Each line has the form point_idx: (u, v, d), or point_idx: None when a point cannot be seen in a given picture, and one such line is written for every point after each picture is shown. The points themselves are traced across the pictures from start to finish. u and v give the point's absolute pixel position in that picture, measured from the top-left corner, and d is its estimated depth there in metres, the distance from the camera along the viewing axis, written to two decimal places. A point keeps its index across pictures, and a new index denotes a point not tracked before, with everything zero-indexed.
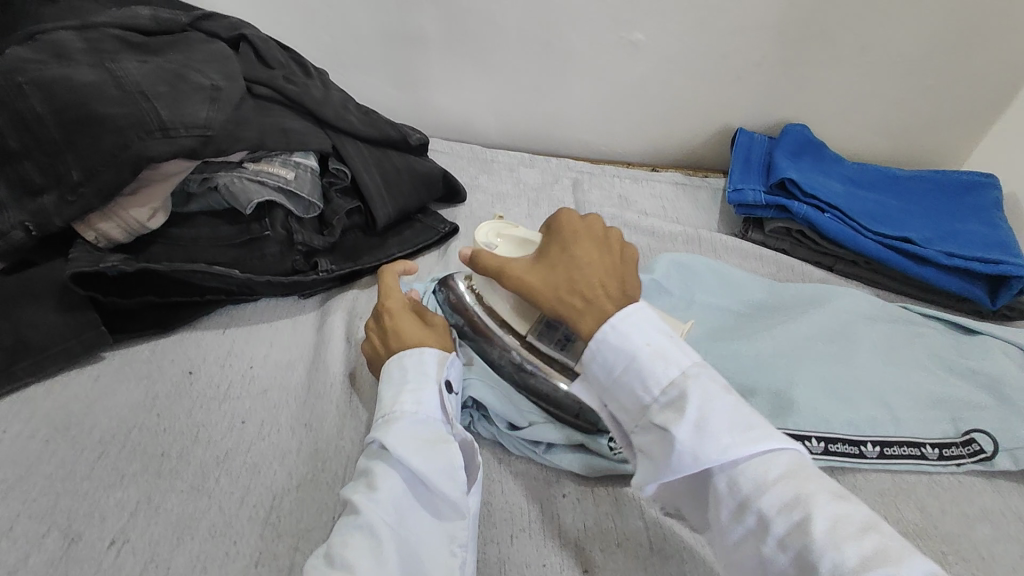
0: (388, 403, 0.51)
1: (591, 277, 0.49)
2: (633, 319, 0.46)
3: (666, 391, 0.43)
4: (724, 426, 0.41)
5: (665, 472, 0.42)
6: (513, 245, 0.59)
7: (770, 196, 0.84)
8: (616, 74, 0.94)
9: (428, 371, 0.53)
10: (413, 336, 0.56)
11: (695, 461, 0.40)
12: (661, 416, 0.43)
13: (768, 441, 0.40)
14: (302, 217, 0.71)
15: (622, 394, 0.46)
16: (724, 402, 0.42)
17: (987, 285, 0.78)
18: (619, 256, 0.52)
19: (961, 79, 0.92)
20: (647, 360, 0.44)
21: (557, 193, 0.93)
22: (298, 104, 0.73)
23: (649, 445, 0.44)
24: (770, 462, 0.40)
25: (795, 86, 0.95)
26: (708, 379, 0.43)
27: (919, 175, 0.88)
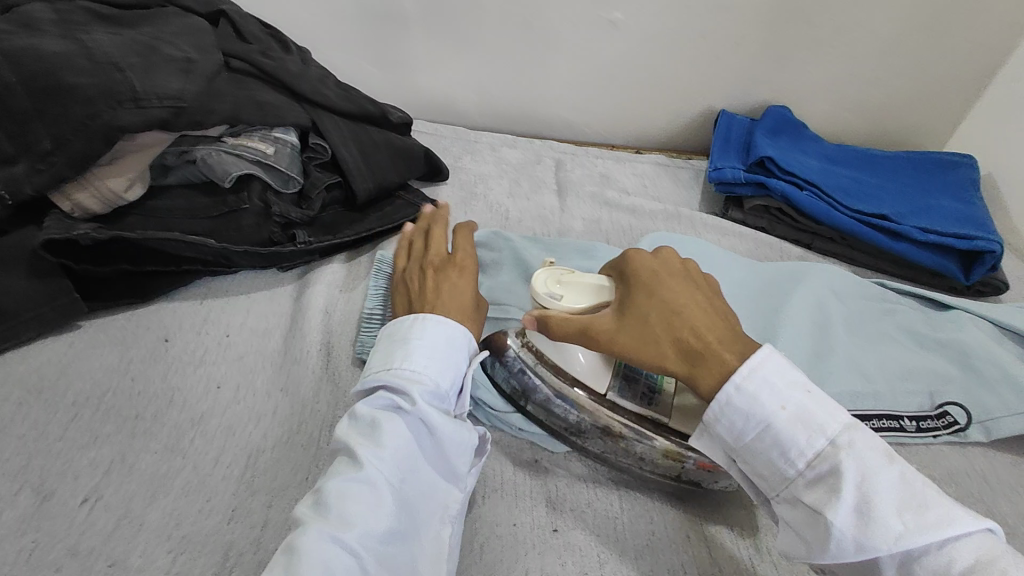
0: (402, 360, 0.49)
1: (688, 318, 0.49)
2: (759, 373, 0.44)
3: (814, 466, 0.42)
4: (894, 510, 0.39)
5: (822, 559, 0.41)
6: (575, 292, 0.55)
7: (749, 173, 0.85)
8: (598, 54, 0.95)
9: (450, 338, 0.52)
10: (458, 306, 0.56)
11: (860, 547, 0.39)
12: (809, 492, 0.42)
13: (949, 524, 0.38)
14: (281, 190, 0.72)
15: (759, 463, 0.44)
16: (890, 476, 0.40)
17: (960, 260, 0.79)
18: (704, 288, 0.52)
19: (937, 59, 0.94)
20: (787, 427, 0.42)
21: (538, 172, 0.93)
22: (274, 78, 0.74)
23: (793, 520, 0.43)
24: (953, 553, 0.38)
25: (774, 67, 0.96)
26: (862, 446, 0.41)
27: (894, 155, 0.90)
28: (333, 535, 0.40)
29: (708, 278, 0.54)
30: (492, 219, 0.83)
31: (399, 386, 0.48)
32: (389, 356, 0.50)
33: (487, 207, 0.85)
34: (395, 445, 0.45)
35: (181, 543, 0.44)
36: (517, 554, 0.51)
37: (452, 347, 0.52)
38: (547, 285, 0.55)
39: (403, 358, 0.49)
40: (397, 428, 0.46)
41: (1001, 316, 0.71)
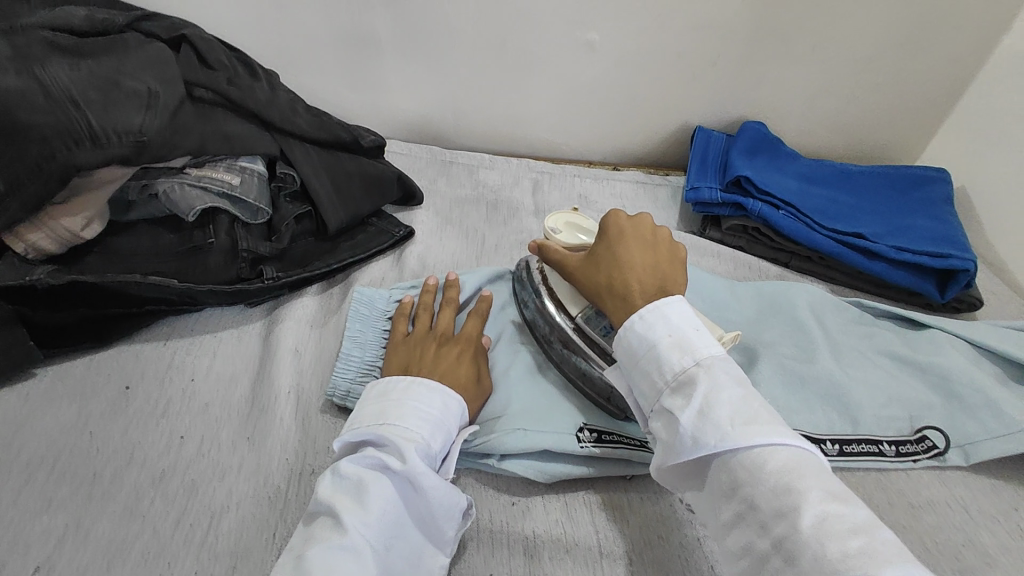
0: (392, 419, 0.49)
1: (629, 266, 0.56)
2: (661, 308, 0.50)
3: (679, 378, 0.47)
4: (728, 416, 0.43)
5: (669, 459, 0.46)
6: (574, 232, 0.67)
7: (726, 193, 0.84)
8: (574, 73, 0.93)
9: (443, 402, 0.52)
10: (455, 380, 0.56)
11: (696, 442, 0.44)
12: (670, 400, 0.47)
13: (770, 434, 0.42)
14: (250, 222, 0.69)
15: (640, 378, 0.49)
16: (737, 393, 0.45)
17: (937, 278, 0.79)
18: (669, 259, 0.58)
19: (911, 75, 0.94)
20: (666, 349, 0.48)
21: (516, 194, 0.92)
22: (241, 108, 0.72)
23: (657, 429, 0.47)
24: (770, 454, 0.42)
25: (751, 84, 0.95)
26: (720, 370, 0.46)
27: (870, 172, 0.90)
28: None
29: (674, 242, 0.60)
30: (469, 245, 0.82)
31: (389, 446, 0.47)
32: (379, 413, 0.50)
33: (463, 232, 0.83)
34: (381, 506, 0.44)
35: None
36: None
37: (445, 411, 0.52)
38: (557, 224, 0.68)
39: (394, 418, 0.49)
40: (385, 489, 0.45)
41: (977, 336, 0.71)
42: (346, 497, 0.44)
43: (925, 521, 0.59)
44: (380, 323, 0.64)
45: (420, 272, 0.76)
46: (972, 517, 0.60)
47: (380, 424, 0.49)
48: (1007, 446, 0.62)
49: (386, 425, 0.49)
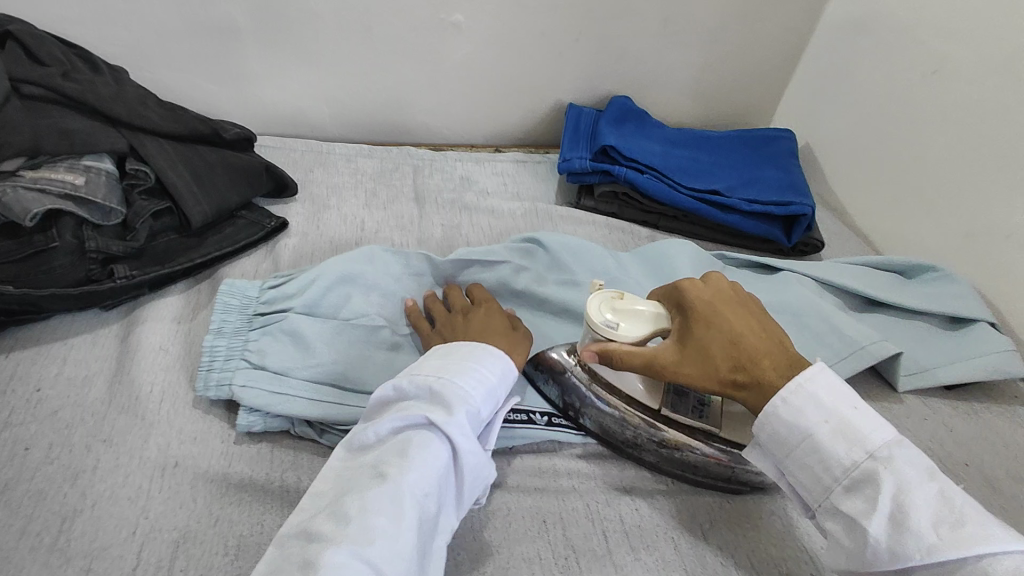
0: (450, 376, 0.48)
1: (747, 344, 0.50)
2: (805, 388, 0.47)
3: (850, 475, 0.44)
4: (929, 524, 0.41)
5: (862, 567, 0.43)
6: (627, 321, 0.55)
7: (594, 162, 0.88)
8: (444, 56, 0.95)
9: (501, 368, 0.51)
10: (495, 329, 0.57)
11: (895, 555, 0.41)
12: (846, 500, 0.44)
13: (986, 543, 0.39)
14: (101, 224, 0.65)
15: (801, 472, 0.47)
16: (931, 489, 0.42)
17: (784, 224, 0.87)
18: (758, 315, 0.53)
19: (755, 44, 1.03)
20: (829, 438, 0.45)
21: (395, 180, 0.92)
22: (82, 103, 0.69)
23: (836, 532, 0.45)
24: (991, 568, 0.39)
25: (613, 59, 1.00)
26: (904, 463, 0.43)
27: (726, 134, 0.97)
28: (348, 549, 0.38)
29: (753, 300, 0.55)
30: (347, 232, 0.81)
31: (442, 402, 0.46)
32: (434, 371, 0.49)
33: (341, 220, 0.83)
34: (426, 460, 0.43)
35: None
36: None
37: (502, 378, 0.51)
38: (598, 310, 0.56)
39: (448, 377, 0.48)
40: (432, 442, 0.44)
41: (819, 272, 0.78)
42: (392, 451, 0.44)
43: None
44: (251, 309, 0.61)
45: (295, 261, 0.75)
46: None
47: (434, 381, 0.48)
48: (855, 364, 0.67)
49: (441, 383, 0.48)
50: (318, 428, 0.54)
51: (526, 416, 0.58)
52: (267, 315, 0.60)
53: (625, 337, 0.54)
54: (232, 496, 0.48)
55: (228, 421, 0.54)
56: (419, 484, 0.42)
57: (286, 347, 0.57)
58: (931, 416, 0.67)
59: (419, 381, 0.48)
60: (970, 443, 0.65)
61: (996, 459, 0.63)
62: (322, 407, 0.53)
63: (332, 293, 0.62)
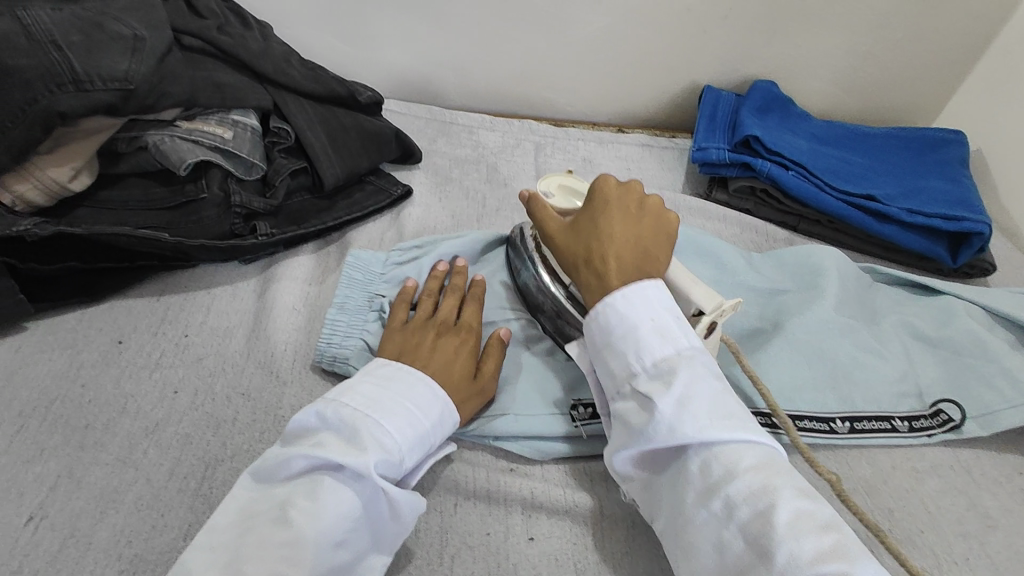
0: (376, 416, 0.44)
1: (613, 247, 0.51)
2: (642, 291, 0.48)
3: (658, 365, 0.45)
4: (705, 409, 0.43)
5: (639, 444, 0.44)
6: (564, 198, 0.63)
7: (734, 153, 0.82)
8: (578, 28, 0.90)
9: (438, 408, 0.47)
10: (453, 374, 0.51)
11: (672, 431, 0.42)
12: (647, 385, 0.45)
13: (735, 431, 0.42)
14: (244, 177, 0.67)
15: (613, 359, 0.48)
16: (710, 388, 0.44)
17: (949, 242, 0.77)
18: (650, 221, 0.53)
19: (931, 33, 0.90)
20: (649, 333, 0.46)
21: (517, 156, 0.90)
22: (233, 58, 0.70)
23: (628, 415, 0.46)
24: (739, 452, 0.41)
25: (762, 41, 0.92)
26: (700, 363, 0.45)
27: (884, 133, 0.87)
28: None
29: (660, 206, 0.55)
30: (469, 206, 0.80)
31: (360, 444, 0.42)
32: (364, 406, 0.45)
33: (463, 194, 0.81)
34: (339, 508, 0.40)
35: (133, 562, 0.42)
36: (489, 568, 0.45)
37: (434, 421, 0.47)
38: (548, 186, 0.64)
39: (376, 415, 0.44)
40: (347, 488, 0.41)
41: (989, 301, 0.69)
42: (301, 494, 0.40)
43: (926, 484, 0.57)
44: (374, 284, 0.61)
45: (417, 232, 0.74)
46: (978, 480, 0.58)
47: (361, 417, 0.44)
48: None
49: (367, 421, 0.44)
50: None
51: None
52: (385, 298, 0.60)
53: (557, 203, 0.61)
54: None
55: None
56: (329, 531, 0.39)
57: None
58: None
59: (343, 414, 0.44)
60: None
61: None
62: None
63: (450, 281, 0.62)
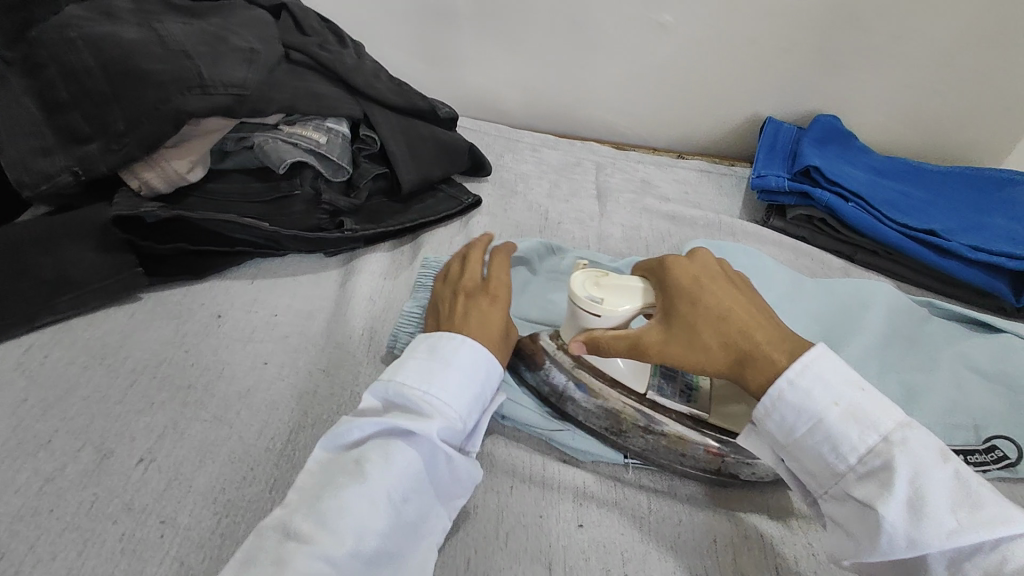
0: (433, 385, 0.48)
1: (737, 320, 0.47)
2: (811, 369, 0.43)
3: (866, 460, 0.42)
4: (945, 508, 0.39)
5: (870, 555, 0.41)
6: (615, 296, 0.51)
7: (793, 182, 0.84)
8: (645, 56, 0.95)
9: (488, 380, 0.51)
10: (487, 331, 0.53)
11: (911, 541, 0.39)
12: (858, 487, 0.42)
13: (1006, 526, 0.37)
14: (331, 178, 0.74)
15: (810, 459, 0.44)
16: (944, 477, 0.39)
17: (1011, 280, 0.76)
18: (745, 288, 0.51)
19: (1001, 73, 0.90)
20: (838, 422, 0.42)
21: (578, 175, 0.94)
22: (330, 70, 0.77)
23: (844, 521, 0.43)
24: (1004, 549, 0.37)
25: (825, 76, 0.94)
26: (917, 447, 0.40)
27: (947, 171, 0.88)
28: (324, 557, 0.38)
29: (739, 274, 0.52)
30: (531, 218, 0.84)
31: (422, 412, 0.47)
32: (421, 377, 0.48)
33: (526, 207, 0.86)
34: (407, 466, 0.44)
35: (226, 507, 0.46)
36: (541, 547, 0.48)
37: (484, 391, 0.51)
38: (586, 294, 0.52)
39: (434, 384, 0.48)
40: (416, 451, 0.45)
41: None
42: (372, 453, 0.44)
43: None
44: None
45: None
46: None
47: (420, 392, 0.47)
48: None
49: (426, 391, 0.47)
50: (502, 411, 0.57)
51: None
52: None
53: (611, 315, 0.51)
54: None
55: None
56: (399, 486, 0.43)
57: None
58: None
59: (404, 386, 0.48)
60: None
61: None
62: None
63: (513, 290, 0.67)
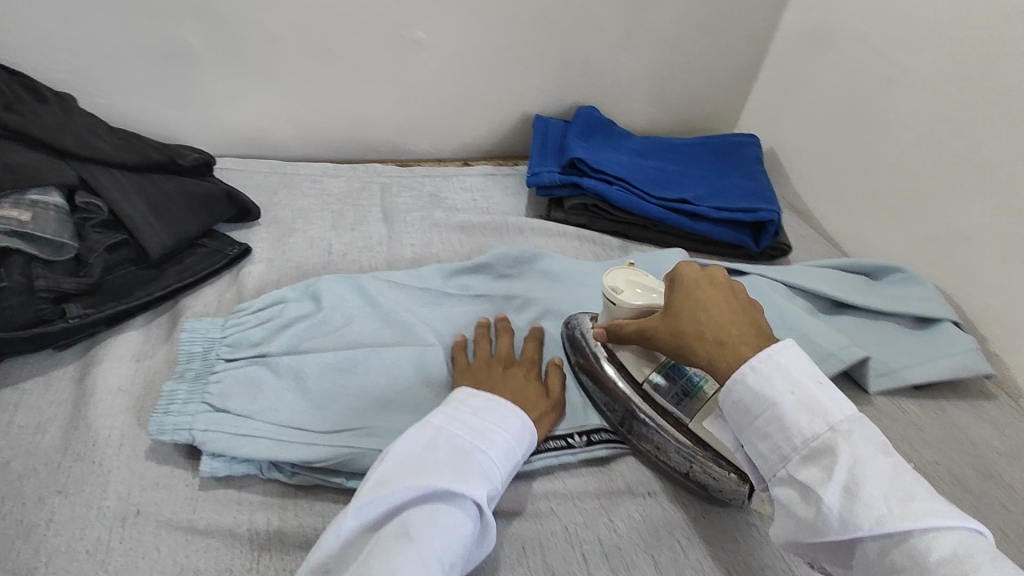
0: (481, 443, 0.49)
1: (725, 327, 0.48)
2: (774, 356, 0.44)
3: (809, 444, 0.41)
4: (879, 494, 0.38)
5: (812, 530, 0.40)
6: (641, 292, 0.59)
7: (563, 175, 0.88)
8: (408, 72, 0.94)
9: (527, 443, 0.53)
10: (529, 396, 0.57)
11: (844, 525, 0.38)
12: (801, 470, 0.41)
13: (931, 517, 0.36)
14: (52, 260, 0.62)
15: (761, 441, 0.44)
16: (880, 465, 0.39)
17: (752, 230, 0.87)
18: (750, 305, 0.51)
19: (718, 51, 1.03)
20: (794, 409, 0.42)
21: (363, 201, 0.90)
22: (26, 136, 0.65)
23: (788, 501, 0.42)
24: (932, 542, 0.36)
25: (578, 72, 1.01)
26: (863, 437, 0.40)
27: (693, 143, 0.98)
28: None
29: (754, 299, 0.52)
30: (314, 256, 0.79)
31: (474, 467, 0.47)
32: (469, 434, 0.49)
33: (307, 244, 0.81)
34: (457, 527, 0.43)
35: None
36: None
37: (524, 452, 0.52)
38: (615, 283, 0.60)
39: (484, 445, 0.49)
40: (463, 510, 0.44)
41: (789, 277, 0.79)
42: (419, 518, 0.43)
43: None
44: (214, 352, 0.60)
45: (259, 289, 0.72)
46: None
47: (473, 445, 0.48)
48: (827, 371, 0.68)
49: (477, 448, 0.48)
50: (288, 470, 0.53)
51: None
52: (228, 360, 0.59)
53: (626, 304, 0.58)
54: (199, 543, 0.48)
55: (192, 465, 0.53)
56: (446, 550, 0.42)
57: (247, 389, 0.56)
58: (903, 417, 0.68)
59: (458, 443, 0.48)
60: (940, 442, 0.65)
61: (964, 457, 0.64)
62: (269, 451, 0.52)
63: (299, 337, 0.62)
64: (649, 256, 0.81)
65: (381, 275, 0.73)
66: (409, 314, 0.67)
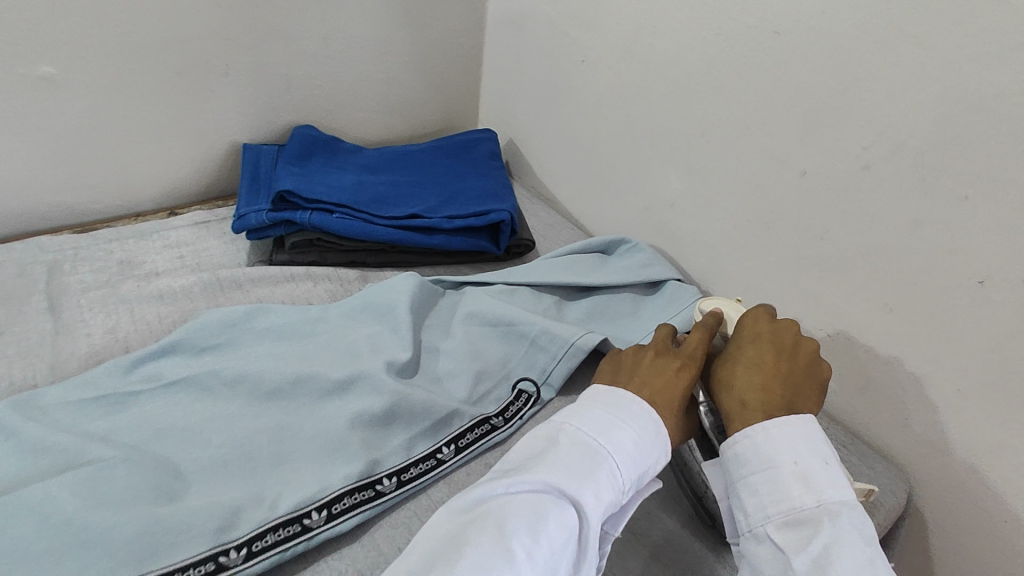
0: (609, 441, 0.45)
1: (752, 393, 0.48)
2: (785, 426, 0.45)
3: (793, 517, 0.42)
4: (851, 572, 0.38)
5: None
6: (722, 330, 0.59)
7: (274, 212, 0.78)
8: (50, 118, 0.75)
9: (659, 456, 0.47)
10: (659, 387, 0.51)
11: None
12: (779, 532, 0.42)
13: None
14: None
15: (749, 497, 0.44)
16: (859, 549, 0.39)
17: (490, 232, 0.84)
18: (802, 371, 0.51)
19: (432, 48, 0.98)
20: (790, 477, 0.43)
21: (19, 290, 0.71)
22: None
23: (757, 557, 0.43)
24: None
25: (281, 88, 0.89)
26: (850, 521, 0.41)
27: (424, 148, 0.93)
28: None
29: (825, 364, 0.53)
30: None
31: (593, 468, 0.43)
32: (596, 430, 0.46)
33: None
34: (556, 535, 0.40)
35: None
36: None
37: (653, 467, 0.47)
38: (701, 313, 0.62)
39: (609, 448, 0.45)
40: (570, 517, 0.41)
41: (528, 275, 0.76)
42: (515, 513, 0.40)
43: None
44: None
45: None
46: None
47: (597, 444, 0.45)
48: (569, 365, 0.67)
49: (601, 449, 0.45)
50: None
51: (216, 563, 0.48)
52: None
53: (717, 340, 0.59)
54: None
55: None
56: (542, 558, 0.39)
57: None
58: None
59: (583, 437, 0.46)
60: None
61: None
62: None
63: None
64: (385, 282, 0.74)
65: (30, 394, 0.58)
66: (71, 434, 0.54)
